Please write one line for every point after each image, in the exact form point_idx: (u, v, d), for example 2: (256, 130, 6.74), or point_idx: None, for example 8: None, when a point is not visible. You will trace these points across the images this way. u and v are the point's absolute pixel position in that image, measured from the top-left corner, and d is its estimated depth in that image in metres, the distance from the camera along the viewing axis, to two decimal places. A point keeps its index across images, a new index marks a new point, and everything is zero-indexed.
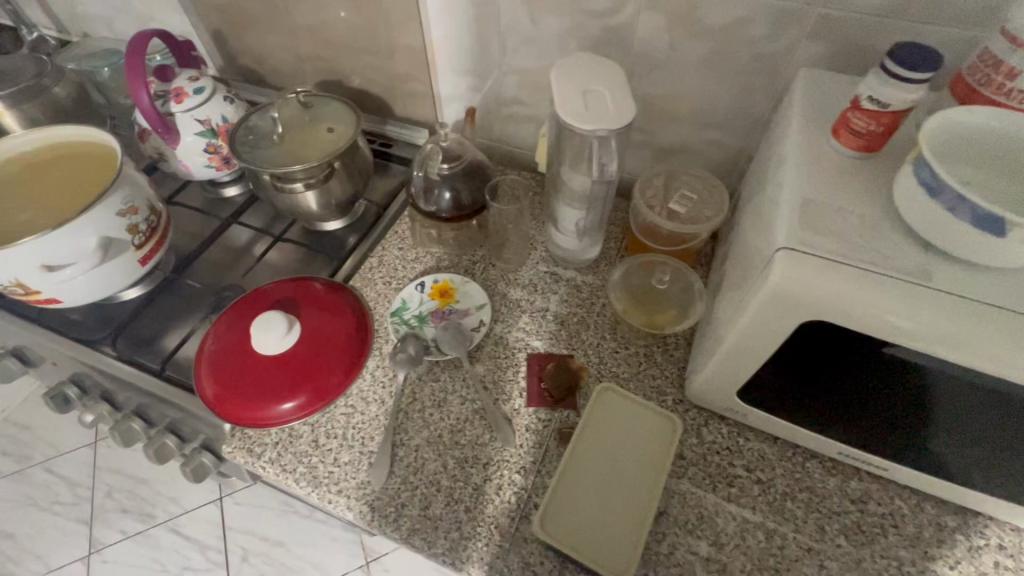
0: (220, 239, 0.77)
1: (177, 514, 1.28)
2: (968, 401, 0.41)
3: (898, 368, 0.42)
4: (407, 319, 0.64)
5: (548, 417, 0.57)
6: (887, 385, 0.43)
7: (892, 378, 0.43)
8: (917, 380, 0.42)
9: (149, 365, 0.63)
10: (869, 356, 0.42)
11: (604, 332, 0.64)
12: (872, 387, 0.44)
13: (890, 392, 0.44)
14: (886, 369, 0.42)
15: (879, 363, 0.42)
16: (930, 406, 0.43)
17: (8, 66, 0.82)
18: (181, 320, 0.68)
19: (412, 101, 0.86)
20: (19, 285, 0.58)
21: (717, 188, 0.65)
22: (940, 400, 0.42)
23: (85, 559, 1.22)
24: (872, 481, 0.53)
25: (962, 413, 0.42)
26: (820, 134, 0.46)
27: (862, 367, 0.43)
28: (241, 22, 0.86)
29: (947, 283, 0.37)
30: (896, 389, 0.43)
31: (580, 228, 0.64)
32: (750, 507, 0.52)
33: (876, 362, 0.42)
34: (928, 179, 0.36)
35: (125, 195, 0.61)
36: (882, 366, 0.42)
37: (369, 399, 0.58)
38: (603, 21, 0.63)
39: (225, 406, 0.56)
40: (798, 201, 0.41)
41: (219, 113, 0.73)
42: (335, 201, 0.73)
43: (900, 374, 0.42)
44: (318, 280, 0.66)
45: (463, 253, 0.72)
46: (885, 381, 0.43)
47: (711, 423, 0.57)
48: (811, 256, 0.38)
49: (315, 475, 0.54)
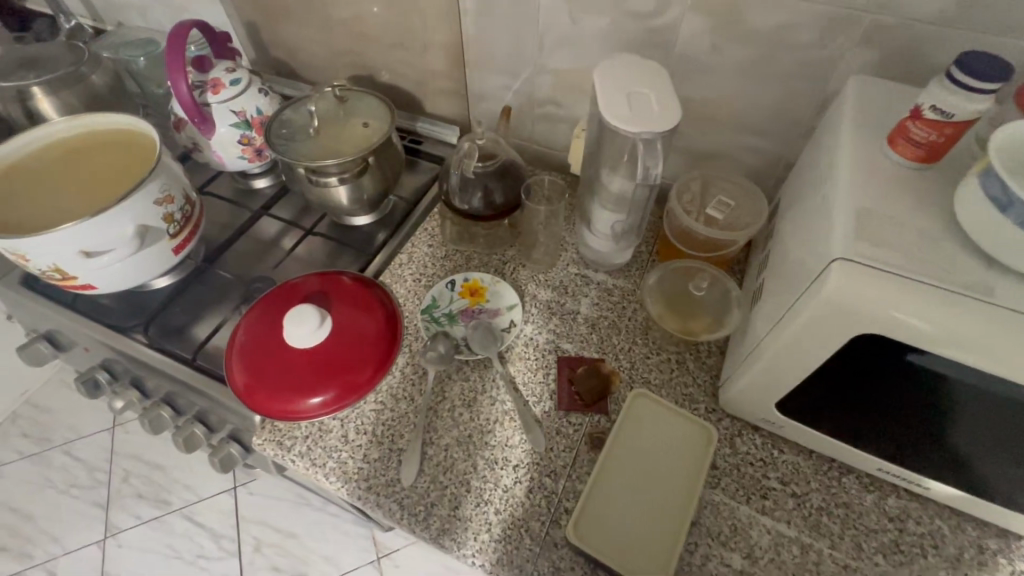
0: (250, 230, 0.78)
1: (192, 501, 1.29)
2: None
3: (951, 385, 0.40)
4: (438, 317, 0.64)
5: (578, 421, 0.56)
6: (938, 402, 0.42)
7: (943, 395, 0.42)
8: (971, 399, 0.40)
9: (180, 354, 0.63)
10: (922, 371, 0.41)
11: (636, 336, 0.63)
12: (922, 404, 0.43)
13: (940, 410, 0.43)
14: (938, 386, 0.41)
15: (932, 379, 0.41)
16: (982, 425, 0.42)
17: (47, 53, 0.83)
18: (211, 310, 0.68)
19: (444, 98, 0.86)
20: (57, 270, 0.58)
21: (755, 195, 0.64)
22: (993, 420, 0.41)
23: (101, 543, 1.23)
24: (910, 499, 0.52)
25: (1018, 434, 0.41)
26: (874, 143, 0.45)
27: (913, 382, 0.42)
28: (277, 15, 0.86)
29: (1013, 299, 0.36)
30: (947, 407, 0.42)
31: (615, 231, 0.63)
32: (785, 521, 0.51)
33: (928, 378, 0.41)
34: (995, 193, 0.35)
35: (163, 184, 0.61)
36: (935, 382, 0.41)
37: (399, 396, 0.58)
38: (646, 22, 0.63)
39: (256, 397, 0.56)
40: (853, 211, 0.40)
41: (254, 105, 0.73)
42: (366, 196, 0.72)
43: (953, 391, 0.41)
44: (349, 274, 0.66)
45: (493, 252, 0.71)
46: (936, 398, 0.42)
47: (745, 433, 0.56)
48: (868, 268, 0.37)
49: (345, 471, 0.53)
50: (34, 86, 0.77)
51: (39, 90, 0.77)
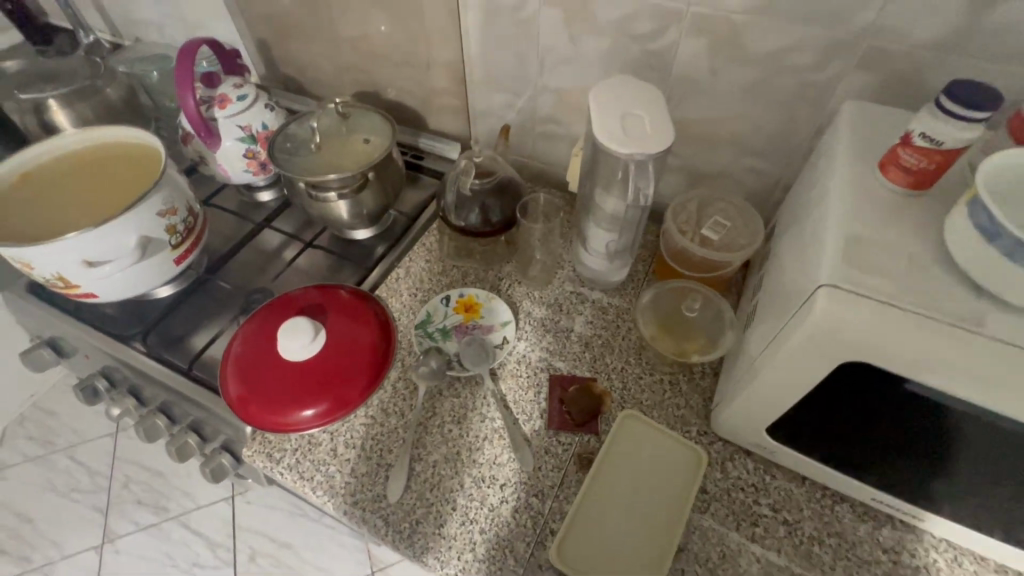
0: (252, 242, 0.79)
1: (190, 509, 1.29)
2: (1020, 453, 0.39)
3: (943, 413, 0.40)
4: (431, 332, 0.64)
5: (568, 440, 0.56)
6: (931, 430, 0.42)
7: (936, 423, 0.41)
8: (963, 428, 0.40)
9: (177, 363, 0.64)
10: (913, 399, 0.40)
11: (629, 356, 0.63)
12: (914, 433, 0.42)
13: (933, 439, 0.42)
14: (930, 415, 0.40)
15: (924, 407, 0.40)
16: (976, 455, 0.41)
17: (64, 67, 0.85)
18: (210, 321, 0.69)
19: (447, 115, 0.87)
20: (60, 278, 0.59)
21: (751, 216, 0.63)
22: (987, 449, 0.40)
23: (99, 548, 1.23)
24: (906, 530, 0.51)
25: (1012, 467, 0.40)
26: (867, 168, 0.44)
27: (904, 409, 0.41)
28: (287, 32, 0.88)
29: (1005, 329, 0.35)
30: (940, 436, 0.41)
31: (610, 250, 0.63)
32: (776, 550, 0.50)
33: (919, 406, 0.40)
34: (984, 223, 0.35)
35: (166, 197, 0.62)
36: (926, 411, 0.40)
37: (389, 411, 0.58)
38: (644, 44, 0.63)
39: (248, 409, 0.56)
40: (843, 237, 0.40)
41: (260, 120, 0.75)
42: (366, 211, 0.73)
43: (945, 420, 0.40)
44: (346, 288, 0.67)
45: (489, 268, 0.72)
46: (928, 426, 0.41)
47: (737, 458, 0.55)
48: (856, 295, 0.37)
49: (332, 485, 0.53)
50: (50, 99, 0.79)
51: (55, 103, 0.80)
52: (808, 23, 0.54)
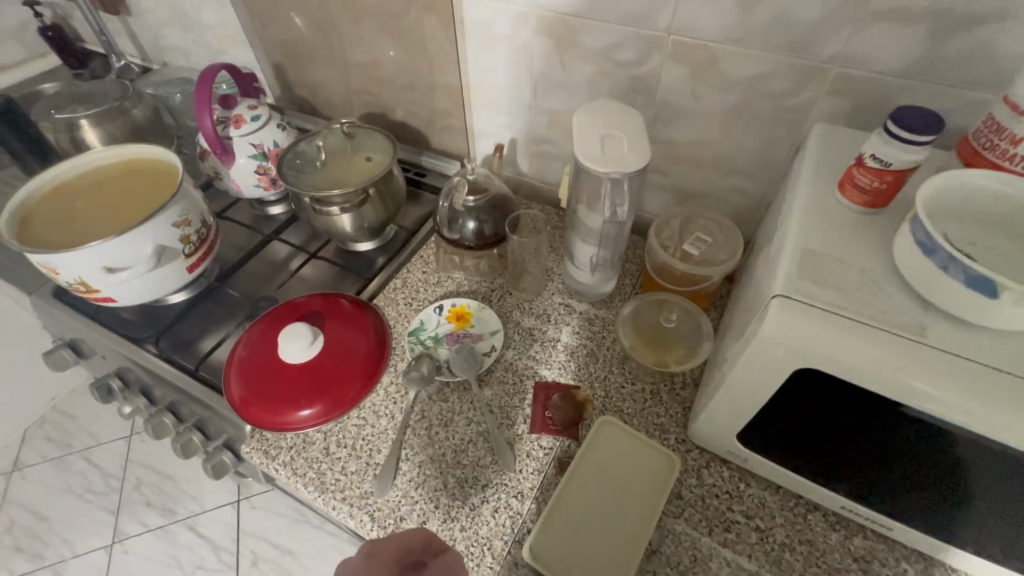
0: (261, 252, 0.83)
1: (196, 512, 1.33)
2: (972, 458, 0.40)
3: (898, 420, 0.42)
4: (424, 339, 0.67)
5: (549, 444, 0.58)
6: (889, 437, 0.43)
7: (893, 430, 0.43)
8: (917, 434, 0.42)
9: (185, 364, 0.68)
10: (869, 406, 0.42)
11: (612, 365, 0.65)
12: (874, 439, 0.44)
13: (891, 445, 0.44)
14: (887, 422, 0.42)
15: (879, 413, 0.42)
16: (932, 462, 0.42)
17: (96, 89, 0.92)
18: (218, 325, 0.74)
19: (449, 135, 0.92)
20: (82, 283, 0.64)
21: (731, 233, 0.66)
22: (941, 455, 0.42)
23: (108, 549, 1.27)
24: (877, 541, 0.52)
25: (966, 473, 0.41)
26: (828, 188, 0.47)
27: (862, 416, 0.43)
28: (301, 58, 0.94)
29: (945, 340, 0.37)
30: (897, 442, 0.43)
31: (595, 263, 0.66)
32: (746, 555, 0.51)
33: (876, 412, 0.42)
34: (924, 239, 0.37)
35: (181, 209, 0.67)
36: (883, 417, 0.42)
37: (381, 413, 0.61)
38: (630, 70, 0.67)
39: (248, 409, 0.60)
40: (800, 252, 0.43)
41: (272, 139, 0.80)
42: (367, 224, 0.77)
43: (900, 426, 0.42)
44: (346, 296, 0.71)
45: (483, 280, 0.75)
46: (886, 432, 0.43)
47: (713, 466, 0.57)
48: (805, 306, 0.39)
49: (322, 482, 0.56)
50: (82, 118, 0.86)
51: (86, 122, 0.86)
52: (781, 50, 0.57)
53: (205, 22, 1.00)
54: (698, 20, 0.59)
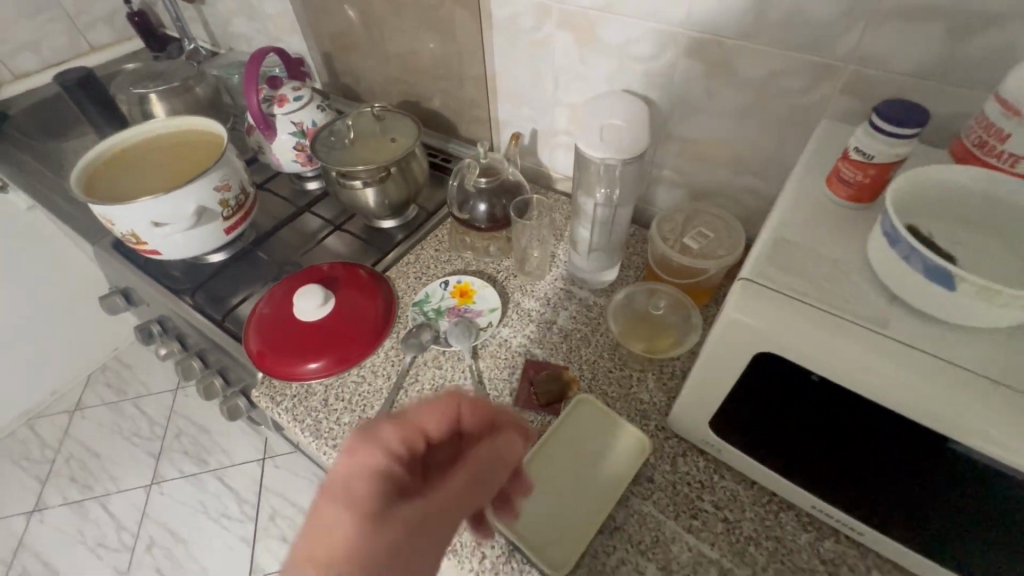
0: (294, 223, 0.90)
1: (226, 465, 1.43)
2: (946, 468, 0.39)
3: (879, 420, 0.41)
4: (427, 311, 0.71)
5: (531, 418, 0.61)
6: (869, 438, 0.42)
7: (875, 430, 0.42)
8: (893, 435, 0.40)
9: (213, 315, 0.75)
10: (847, 403, 0.41)
11: (603, 351, 0.66)
12: (854, 439, 0.43)
13: (869, 446, 0.43)
14: (868, 421, 0.41)
15: (859, 413, 0.41)
16: (907, 466, 0.41)
17: (166, 67, 1.02)
18: (247, 284, 0.80)
19: (476, 124, 0.95)
20: (134, 235, 0.72)
21: (735, 230, 0.66)
22: (922, 459, 0.40)
23: (146, 488, 1.39)
24: (850, 547, 0.51)
25: (940, 481, 0.40)
26: (816, 184, 0.47)
27: (844, 415, 0.42)
28: (346, 47, 1.01)
29: (904, 332, 0.37)
30: (876, 444, 0.42)
31: (594, 250, 0.68)
32: (710, 543, 0.51)
33: (855, 411, 0.41)
34: (889, 229, 0.37)
35: (223, 175, 0.75)
36: (864, 416, 0.41)
37: (378, 372, 0.66)
38: (644, 65, 0.68)
39: (264, 359, 0.65)
40: (774, 241, 0.43)
41: (311, 118, 0.87)
42: (389, 201, 0.82)
43: (880, 427, 0.41)
44: (364, 267, 0.76)
45: (490, 261, 0.78)
46: (867, 434, 0.42)
47: (689, 455, 0.57)
48: (767, 289, 0.40)
49: (317, 429, 0.61)
50: (152, 93, 0.96)
51: (155, 97, 0.96)
52: (793, 48, 0.57)
53: (266, 12, 1.09)
54: (711, 16, 0.60)
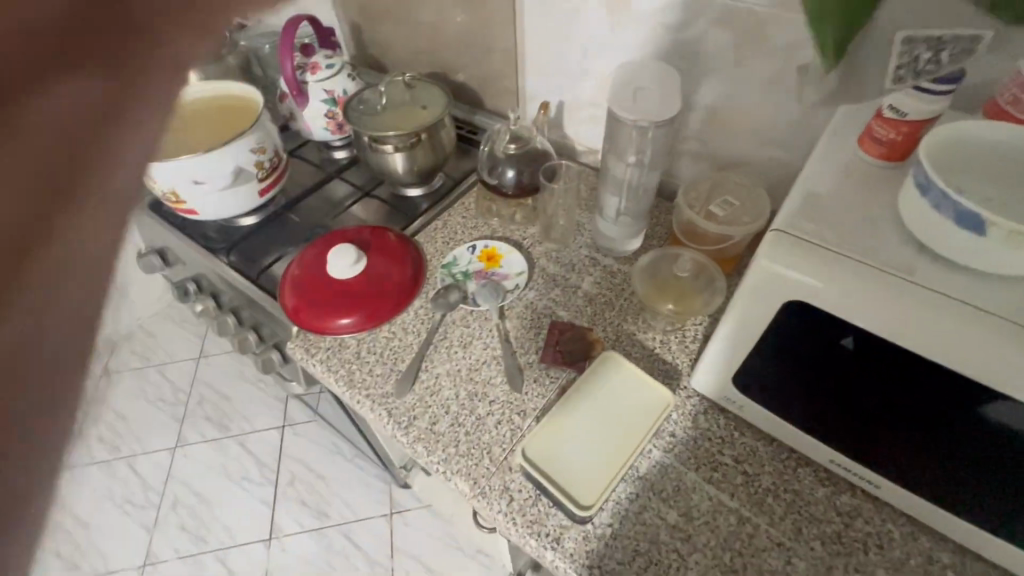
0: (323, 190, 0.92)
1: (247, 431, 1.47)
2: (965, 439, 0.41)
3: (899, 399, 0.43)
4: (455, 273, 0.73)
5: (556, 375, 0.63)
6: (888, 416, 0.45)
7: (893, 408, 0.44)
8: (911, 415, 0.43)
9: (248, 273, 0.78)
10: (863, 385, 0.45)
11: (628, 314, 0.68)
12: (869, 416, 0.46)
13: (887, 418, 0.45)
14: (886, 399, 0.44)
15: (879, 393, 0.44)
16: (922, 439, 0.44)
17: None
18: (279, 246, 0.83)
19: (502, 97, 0.96)
20: (173, 193, 0.75)
21: (761, 197, 0.67)
22: (938, 431, 0.43)
23: (171, 451, 1.44)
24: (866, 501, 0.52)
25: (955, 446, 0.42)
26: (848, 145, 0.48)
27: (864, 394, 0.45)
28: (375, 18, 1.02)
29: (930, 279, 0.39)
30: (892, 415, 0.45)
31: (622, 215, 0.70)
32: (729, 493, 0.53)
33: (876, 392, 0.45)
34: (921, 179, 0.39)
35: (258, 138, 0.77)
36: (883, 396, 0.44)
37: (409, 329, 0.68)
38: (675, 35, 0.69)
39: (299, 313, 0.68)
40: (805, 197, 0.45)
41: (342, 87, 0.88)
42: (417, 167, 0.84)
43: (897, 404, 0.44)
44: (392, 231, 0.76)
45: (516, 228, 0.80)
46: (887, 410, 0.45)
47: (710, 413, 0.59)
48: (797, 239, 0.42)
49: (351, 379, 0.64)
50: None
51: None
52: None
53: None
54: None
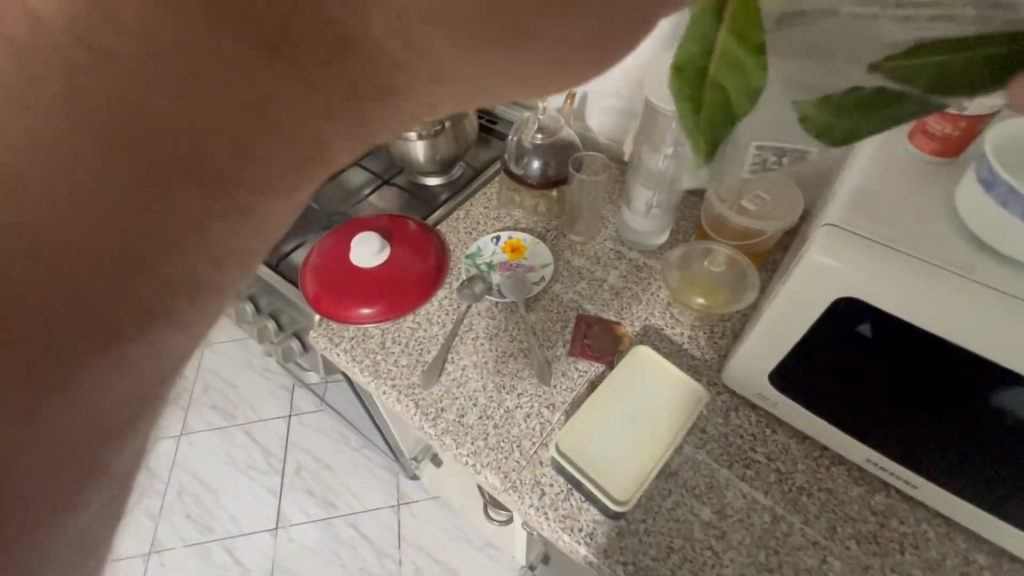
0: (341, 177, 0.91)
1: (252, 419, 1.46)
2: (989, 438, 0.42)
3: (920, 398, 0.44)
4: (479, 264, 0.72)
5: (584, 368, 0.62)
6: (911, 415, 0.45)
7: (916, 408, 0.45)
8: (933, 414, 0.44)
9: (268, 260, 0.76)
10: (891, 384, 0.45)
11: (655, 308, 0.67)
12: (892, 415, 0.47)
13: (912, 417, 0.45)
14: (909, 399, 0.45)
15: (902, 391, 0.45)
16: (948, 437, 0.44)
17: None
18: (298, 233, 0.81)
19: None
20: None
21: (793, 194, 0.67)
22: (965, 425, 0.42)
23: (177, 439, 1.43)
24: (901, 500, 0.52)
25: (977, 446, 0.43)
26: (898, 140, 0.47)
27: (887, 394, 0.46)
28: None
29: (990, 277, 0.38)
30: (920, 415, 0.45)
31: (652, 209, 0.69)
32: (763, 491, 0.53)
33: (896, 390, 0.45)
34: (986, 174, 0.38)
35: None
36: (905, 395, 0.45)
37: (434, 320, 0.67)
38: None
39: (320, 301, 0.66)
40: (854, 193, 0.44)
41: None
42: (439, 156, 0.82)
43: (921, 404, 0.44)
44: (412, 220, 0.75)
45: (539, 219, 0.78)
46: (911, 409, 0.45)
47: (741, 410, 0.58)
48: (850, 235, 0.41)
49: (375, 369, 0.63)
50: None
51: None
52: None
53: None
54: None
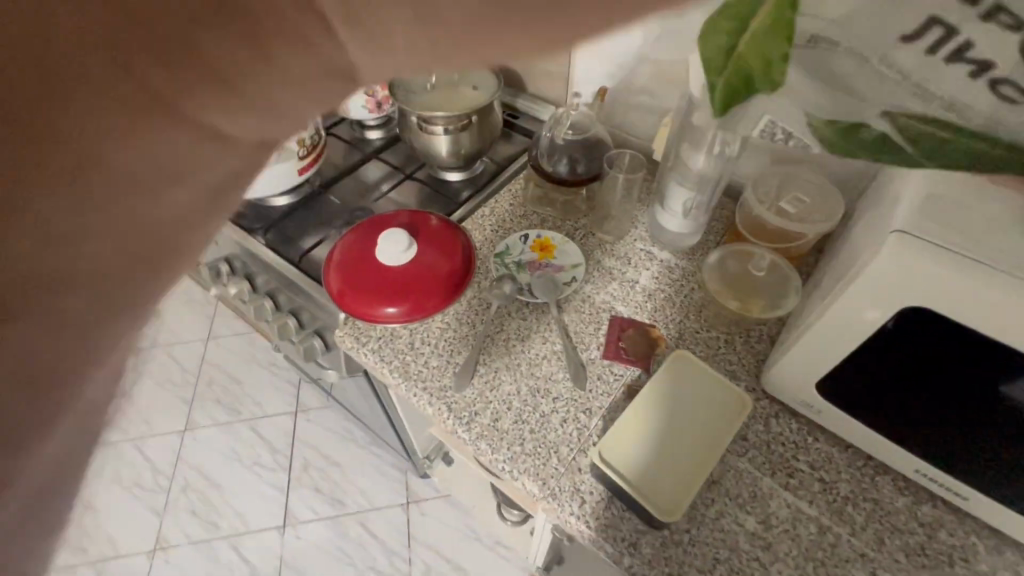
0: (359, 171, 0.88)
1: (258, 415, 1.43)
2: None
3: (978, 411, 0.43)
4: (508, 263, 0.70)
5: (619, 372, 0.61)
6: (968, 426, 0.45)
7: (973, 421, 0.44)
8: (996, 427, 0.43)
9: (288, 256, 0.74)
10: (948, 394, 0.44)
11: (689, 311, 0.66)
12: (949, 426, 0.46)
13: (970, 429, 0.45)
14: (969, 411, 0.44)
15: (961, 403, 0.44)
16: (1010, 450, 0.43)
17: None
18: (317, 228, 0.79)
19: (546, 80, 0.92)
20: None
21: (833, 196, 0.66)
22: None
23: (180, 434, 1.41)
24: (948, 512, 0.51)
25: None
26: None
27: (944, 404, 0.45)
28: None
29: None
30: (978, 426, 0.44)
31: (690, 209, 0.66)
32: (807, 500, 0.52)
33: (954, 402, 0.44)
34: None
35: None
36: (966, 406, 0.44)
37: (463, 321, 0.65)
38: None
39: (345, 299, 0.64)
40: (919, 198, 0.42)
41: None
42: (463, 151, 0.80)
43: (980, 416, 0.43)
44: (435, 216, 0.73)
45: (567, 218, 0.77)
46: (970, 421, 0.44)
47: (782, 417, 0.57)
48: (924, 243, 0.40)
49: (405, 370, 0.61)
50: None
51: None
52: None
53: None
54: None
